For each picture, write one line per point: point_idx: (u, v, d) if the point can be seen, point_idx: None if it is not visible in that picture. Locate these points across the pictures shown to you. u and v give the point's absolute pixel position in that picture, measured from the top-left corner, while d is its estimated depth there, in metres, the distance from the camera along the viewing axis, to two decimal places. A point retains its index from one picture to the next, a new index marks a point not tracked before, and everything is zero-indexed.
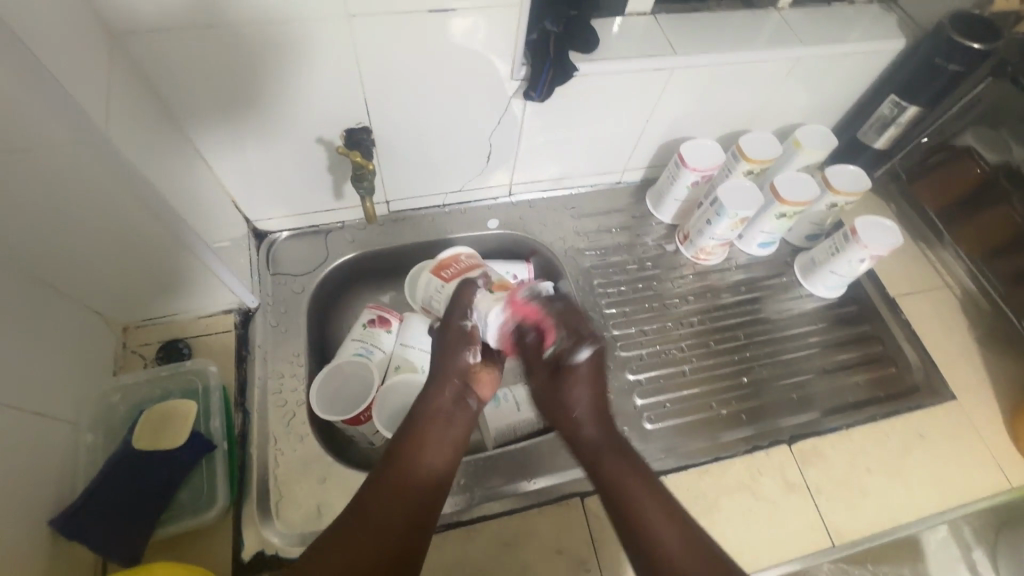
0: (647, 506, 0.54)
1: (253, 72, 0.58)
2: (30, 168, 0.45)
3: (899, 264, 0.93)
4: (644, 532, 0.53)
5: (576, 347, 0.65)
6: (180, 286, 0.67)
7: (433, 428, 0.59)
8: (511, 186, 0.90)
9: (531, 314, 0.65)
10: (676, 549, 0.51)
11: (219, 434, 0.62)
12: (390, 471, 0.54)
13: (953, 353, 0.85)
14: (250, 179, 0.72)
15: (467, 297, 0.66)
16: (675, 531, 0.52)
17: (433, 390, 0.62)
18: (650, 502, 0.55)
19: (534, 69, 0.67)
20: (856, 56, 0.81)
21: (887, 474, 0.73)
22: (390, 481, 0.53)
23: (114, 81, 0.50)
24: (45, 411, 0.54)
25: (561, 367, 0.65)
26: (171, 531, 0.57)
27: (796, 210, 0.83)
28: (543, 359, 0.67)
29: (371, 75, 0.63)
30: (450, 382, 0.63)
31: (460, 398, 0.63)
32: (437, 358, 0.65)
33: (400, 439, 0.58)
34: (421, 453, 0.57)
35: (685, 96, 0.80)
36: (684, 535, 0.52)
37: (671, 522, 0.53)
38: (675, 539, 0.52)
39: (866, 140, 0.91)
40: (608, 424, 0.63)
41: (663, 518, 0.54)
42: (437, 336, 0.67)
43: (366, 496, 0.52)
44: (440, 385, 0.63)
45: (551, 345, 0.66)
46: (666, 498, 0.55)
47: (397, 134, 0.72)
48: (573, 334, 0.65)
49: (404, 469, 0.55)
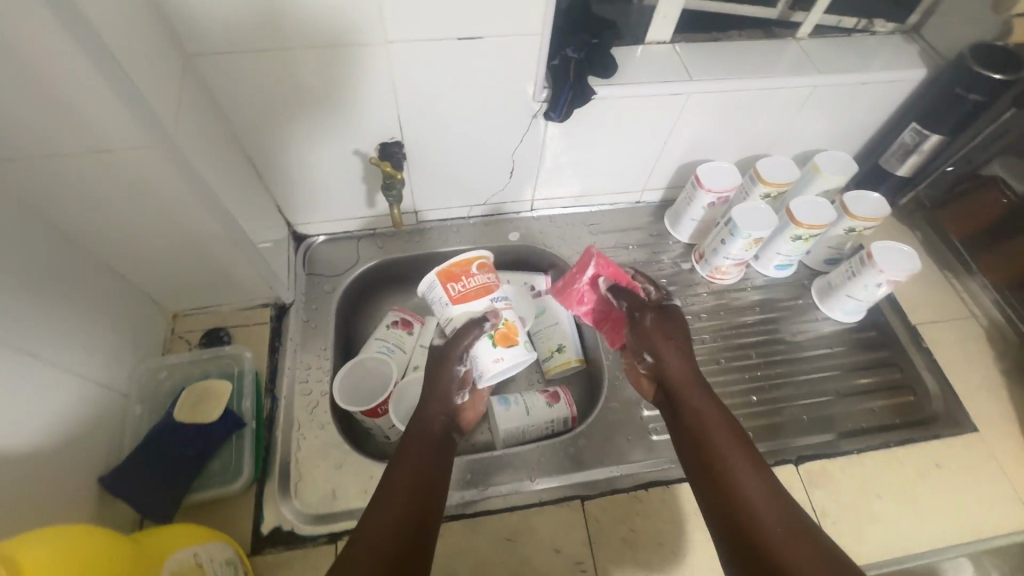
0: (751, 484, 0.53)
1: (302, 90, 0.65)
2: (106, 168, 0.53)
3: (922, 292, 0.92)
4: (747, 517, 0.51)
5: (667, 297, 0.74)
6: (224, 280, 0.74)
7: (428, 458, 0.62)
8: (533, 202, 0.95)
9: (619, 275, 0.78)
10: (772, 525, 0.50)
11: (249, 415, 0.67)
12: (393, 495, 0.56)
13: (976, 384, 0.83)
14: (293, 187, 0.80)
15: (464, 338, 0.68)
16: (788, 518, 0.50)
17: (423, 423, 0.66)
18: (752, 479, 0.54)
19: (555, 90, 0.72)
20: (876, 85, 0.82)
21: (899, 502, 0.72)
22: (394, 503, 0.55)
23: (183, 95, 0.57)
24: (99, 380, 0.62)
25: (660, 308, 0.73)
26: (199, 498, 0.64)
27: (812, 232, 0.83)
28: (637, 296, 0.74)
29: (406, 97, 0.69)
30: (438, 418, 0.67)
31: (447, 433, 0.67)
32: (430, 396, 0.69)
33: (401, 466, 0.60)
34: (421, 478, 0.59)
35: (703, 120, 0.83)
36: (790, 520, 0.50)
37: (777, 505, 0.51)
38: (779, 522, 0.50)
39: (889, 167, 0.91)
40: (720, 406, 0.62)
41: (766, 500, 0.52)
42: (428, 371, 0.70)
43: (377, 516, 0.54)
44: (428, 421, 0.66)
45: (648, 292, 0.76)
46: (772, 482, 0.54)
47: (427, 149, 0.78)
48: (657, 286, 0.76)
49: (408, 492, 0.57)
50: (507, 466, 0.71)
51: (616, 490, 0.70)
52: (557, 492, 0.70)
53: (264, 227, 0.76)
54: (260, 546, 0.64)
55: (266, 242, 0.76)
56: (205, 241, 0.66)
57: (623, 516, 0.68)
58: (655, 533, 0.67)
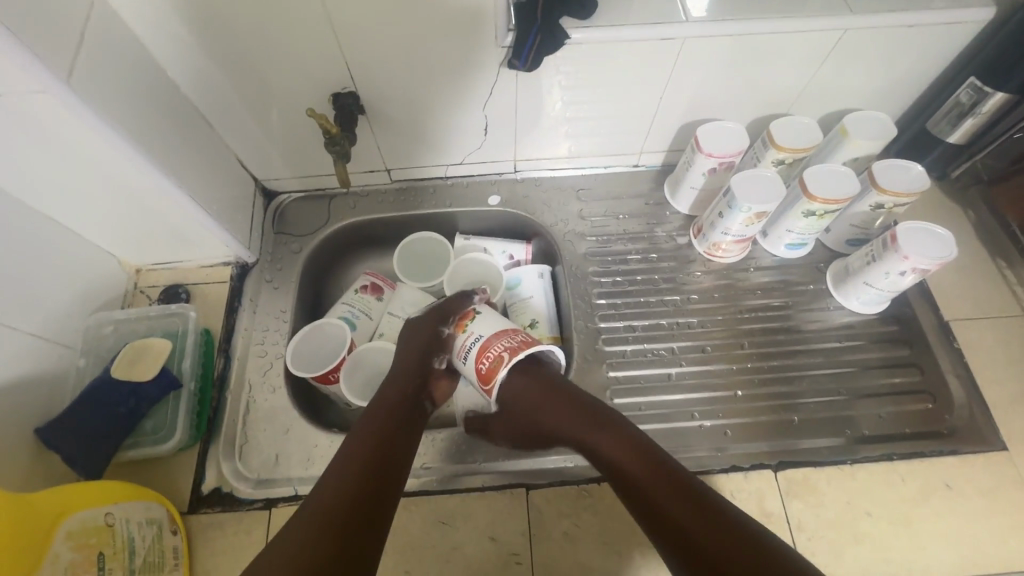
0: (642, 474, 0.52)
1: (236, 30, 0.61)
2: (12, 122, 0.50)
3: (964, 284, 0.79)
4: (654, 505, 0.50)
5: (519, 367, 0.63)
6: (175, 236, 0.72)
7: (391, 428, 0.55)
8: (516, 162, 0.87)
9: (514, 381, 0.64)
10: (673, 507, 0.49)
11: (188, 374, 0.68)
12: (343, 467, 0.50)
13: (1013, 395, 0.71)
14: (252, 140, 0.76)
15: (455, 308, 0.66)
16: (675, 491, 0.49)
17: (397, 381, 0.61)
18: (637, 468, 0.53)
19: (521, 33, 0.62)
20: (928, 29, 0.67)
21: (891, 523, 0.64)
22: (346, 476, 0.49)
23: (96, 39, 0.53)
24: (37, 332, 0.62)
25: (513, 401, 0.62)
26: (131, 455, 0.64)
27: (828, 208, 0.71)
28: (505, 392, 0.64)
29: (354, 40, 0.63)
30: (409, 384, 0.61)
31: (418, 402, 0.61)
32: (410, 361, 0.63)
33: (355, 440, 0.53)
34: (381, 451, 0.52)
35: (705, 71, 0.71)
36: (682, 488, 0.50)
37: (666, 478, 0.51)
38: (671, 495, 0.49)
39: (940, 134, 0.77)
40: (574, 400, 0.60)
41: (660, 478, 0.51)
42: (407, 338, 0.66)
43: (327, 491, 0.48)
44: (401, 383, 0.61)
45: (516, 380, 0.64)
46: (654, 458, 0.53)
47: (389, 100, 0.72)
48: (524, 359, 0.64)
49: (360, 464, 0.50)
50: (453, 447, 0.67)
51: (567, 482, 0.65)
52: (503, 479, 0.66)
53: (220, 184, 0.73)
54: (198, 506, 0.64)
55: (222, 198, 0.73)
56: (144, 199, 0.63)
57: (570, 510, 0.63)
58: (603, 533, 0.62)
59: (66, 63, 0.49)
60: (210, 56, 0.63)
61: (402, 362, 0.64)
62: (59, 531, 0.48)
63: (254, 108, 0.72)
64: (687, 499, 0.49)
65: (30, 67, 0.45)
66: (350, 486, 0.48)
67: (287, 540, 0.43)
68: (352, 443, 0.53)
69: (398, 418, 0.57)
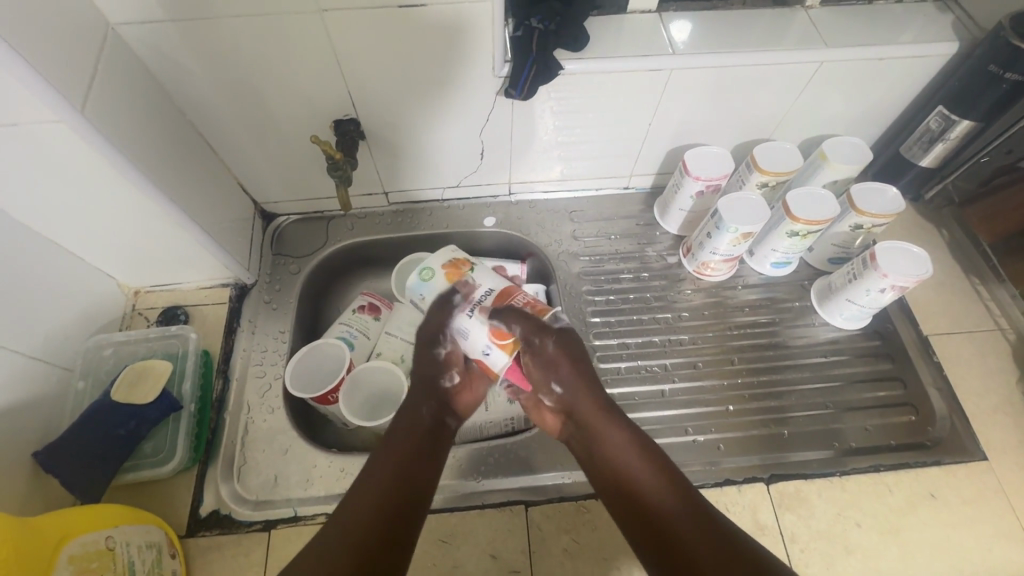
0: (645, 473, 0.54)
1: (240, 60, 0.63)
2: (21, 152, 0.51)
3: (941, 299, 0.83)
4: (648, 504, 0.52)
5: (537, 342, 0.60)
6: (177, 259, 0.73)
7: (416, 444, 0.57)
8: (511, 185, 0.89)
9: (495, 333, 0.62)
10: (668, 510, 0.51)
11: (188, 396, 0.68)
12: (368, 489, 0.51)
13: (991, 406, 0.74)
14: (252, 164, 0.78)
15: (442, 323, 0.64)
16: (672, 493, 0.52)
17: (412, 402, 0.61)
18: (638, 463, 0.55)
19: (517, 65, 0.66)
20: (897, 61, 0.71)
21: (880, 533, 0.66)
22: (370, 503, 0.50)
23: (107, 70, 0.55)
24: (36, 355, 0.63)
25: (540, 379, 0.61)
26: (132, 478, 0.64)
27: (810, 229, 0.74)
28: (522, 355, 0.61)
29: (356, 70, 0.66)
30: (433, 407, 0.61)
31: (443, 425, 0.61)
32: (427, 384, 0.62)
33: (379, 462, 0.54)
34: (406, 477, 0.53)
35: (690, 100, 0.75)
36: (677, 491, 0.52)
37: (667, 481, 0.53)
38: (667, 500, 0.51)
39: (912, 157, 0.82)
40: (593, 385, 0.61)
41: (656, 477, 0.53)
42: (418, 362, 0.64)
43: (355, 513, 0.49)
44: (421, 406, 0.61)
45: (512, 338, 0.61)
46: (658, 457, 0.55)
47: (388, 127, 0.75)
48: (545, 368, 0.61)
49: (385, 488, 0.52)
50: (452, 465, 0.68)
51: (565, 498, 0.66)
52: (502, 495, 0.66)
53: (221, 206, 0.74)
54: (196, 529, 0.64)
55: (223, 221, 0.75)
56: (147, 223, 0.64)
57: (568, 526, 0.64)
58: (601, 547, 0.63)
59: (79, 94, 0.50)
60: (216, 86, 0.66)
61: (420, 384, 0.63)
62: (60, 557, 0.48)
63: (256, 134, 0.74)
64: (682, 503, 0.51)
65: (46, 99, 0.47)
66: (377, 505, 0.50)
67: (311, 556, 0.45)
68: (380, 458, 0.55)
69: (422, 440, 0.58)
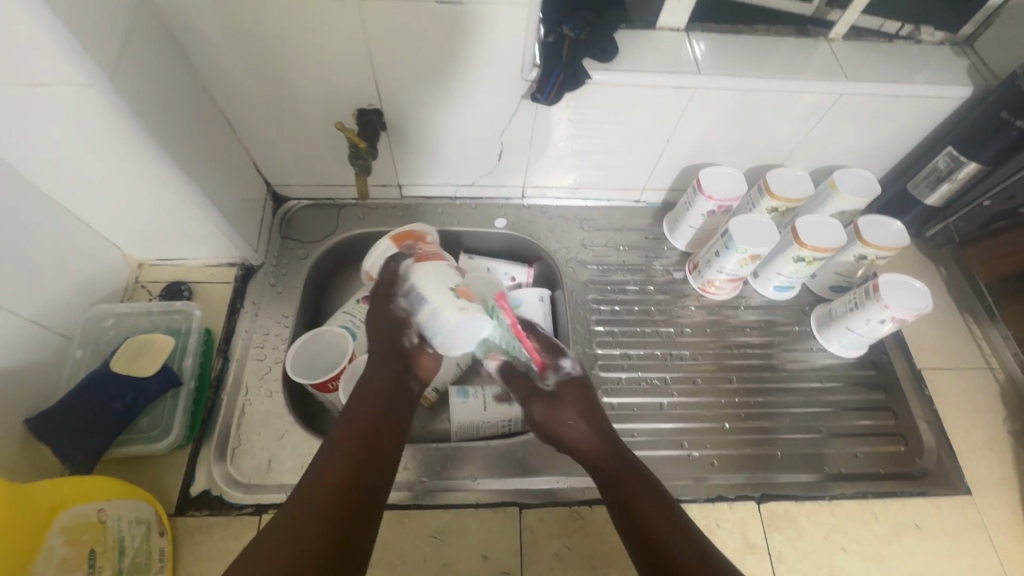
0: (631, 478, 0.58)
1: (271, 41, 0.63)
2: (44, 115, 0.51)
3: (936, 335, 0.85)
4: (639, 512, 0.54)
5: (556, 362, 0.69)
6: (185, 233, 0.72)
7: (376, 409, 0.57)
8: (525, 188, 0.90)
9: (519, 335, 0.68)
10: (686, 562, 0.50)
11: (189, 371, 0.68)
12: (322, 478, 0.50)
13: (978, 442, 0.76)
14: (269, 146, 0.77)
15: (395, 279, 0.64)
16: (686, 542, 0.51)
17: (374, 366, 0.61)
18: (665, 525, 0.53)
19: (546, 71, 0.66)
20: (913, 100, 0.73)
21: (864, 558, 0.67)
22: (329, 477, 0.50)
23: (139, 40, 0.55)
24: (37, 321, 0.62)
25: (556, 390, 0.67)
26: (126, 452, 0.63)
27: (816, 255, 0.75)
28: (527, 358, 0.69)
29: (386, 61, 0.66)
30: (390, 369, 0.61)
31: (404, 387, 0.61)
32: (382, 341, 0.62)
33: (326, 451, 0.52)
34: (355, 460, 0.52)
35: (710, 120, 0.76)
36: (691, 540, 0.52)
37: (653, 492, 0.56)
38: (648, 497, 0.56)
39: (918, 195, 0.84)
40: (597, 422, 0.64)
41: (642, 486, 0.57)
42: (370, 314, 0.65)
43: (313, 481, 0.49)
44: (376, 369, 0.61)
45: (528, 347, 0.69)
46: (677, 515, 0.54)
47: (411, 121, 0.75)
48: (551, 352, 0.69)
49: (344, 458, 0.52)
50: (448, 462, 0.68)
51: (559, 503, 0.66)
52: (496, 496, 0.67)
53: (235, 184, 0.74)
54: (185, 508, 0.63)
55: (236, 199, 0.74)
56: (160, 193, 0.63)
57: (561, 531, 0.65)
58: (591, 554, 0.64)
59: (110, 63, 0.50)
60: (243, 65, 0.66)
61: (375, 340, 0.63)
62: (53, 527, 0.48)
63: (277, 117, 0.73)
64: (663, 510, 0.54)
65: (77, 65, 0.47)
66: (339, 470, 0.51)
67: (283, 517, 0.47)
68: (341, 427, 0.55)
69: (372, 421, 0.56)
